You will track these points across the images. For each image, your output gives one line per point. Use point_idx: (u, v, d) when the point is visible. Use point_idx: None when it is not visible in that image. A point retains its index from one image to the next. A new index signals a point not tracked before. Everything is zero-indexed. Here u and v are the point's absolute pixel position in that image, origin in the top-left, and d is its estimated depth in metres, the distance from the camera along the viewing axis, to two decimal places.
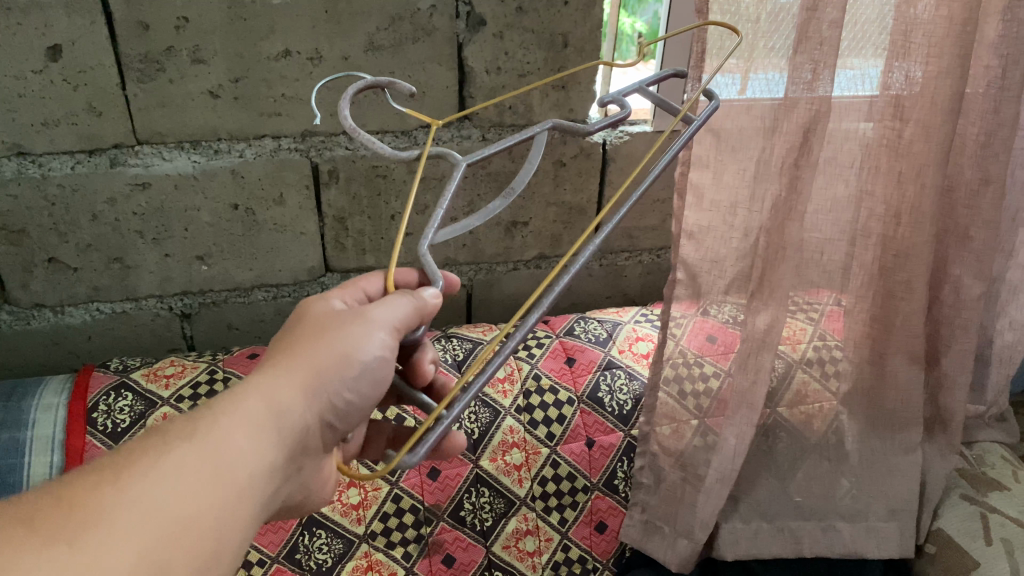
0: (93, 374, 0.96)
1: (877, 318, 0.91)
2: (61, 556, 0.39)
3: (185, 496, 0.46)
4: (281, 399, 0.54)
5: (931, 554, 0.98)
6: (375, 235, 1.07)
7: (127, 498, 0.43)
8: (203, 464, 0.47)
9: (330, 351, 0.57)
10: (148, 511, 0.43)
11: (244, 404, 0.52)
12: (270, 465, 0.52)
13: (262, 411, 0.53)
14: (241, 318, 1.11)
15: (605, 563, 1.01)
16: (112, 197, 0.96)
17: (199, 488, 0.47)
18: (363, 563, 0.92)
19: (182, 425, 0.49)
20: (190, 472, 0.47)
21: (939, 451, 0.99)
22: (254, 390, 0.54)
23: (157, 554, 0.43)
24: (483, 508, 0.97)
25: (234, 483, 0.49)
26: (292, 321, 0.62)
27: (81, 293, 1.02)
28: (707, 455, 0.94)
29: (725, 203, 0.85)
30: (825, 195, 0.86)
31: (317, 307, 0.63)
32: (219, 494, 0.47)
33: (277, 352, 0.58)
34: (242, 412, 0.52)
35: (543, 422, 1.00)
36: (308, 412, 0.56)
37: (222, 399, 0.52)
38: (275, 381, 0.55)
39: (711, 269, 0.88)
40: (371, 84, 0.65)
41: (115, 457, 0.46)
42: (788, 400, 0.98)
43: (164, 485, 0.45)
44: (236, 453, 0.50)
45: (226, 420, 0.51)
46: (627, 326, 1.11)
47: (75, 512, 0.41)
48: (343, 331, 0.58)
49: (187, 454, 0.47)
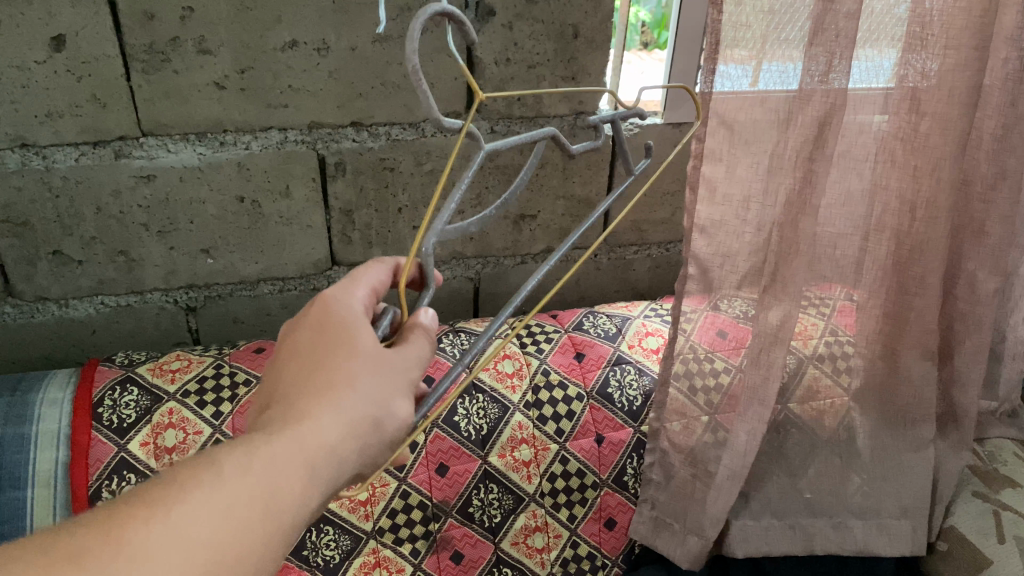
0: (97, 368, 0.95)
1: (891, 313, 0.90)
2: None
3: (227, 538, 0.45)
4: (333, 437, 0.51)
5: (943, 551, 0.97)
6: (381, 228, 1.06)
7: (172, 536, 0.44)
8: (251, 501, 0.47)
9: (375, 394, 0.54)
10: (189, 551, 0.44)
11: (296, 435, 0.50)
12: (311, 507, 0.51)
13: (314, 452, 0.50)
14: (247, 312, 1.10)
15: (614, 560, 1.00)
16: (117, 189, 0.94)
17: (244, 530, 0.46)
18: (371, 560, 0.91)
19: (236, 455, 0.48)
20: (235, 512, 0.46)
21: (951, 448, 0.98)
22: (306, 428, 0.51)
23: None
24: (492, 504, 0.96)
25: (274, 524, 0.48)
26: (323, 327, 0.56)
27: (85, 286, 1.01)
28: (717, 451, 0.93)
29: (738, 197, 0.84)
30: (839, 188, 0.84)
31: (346, 313, 0.57)
32: (259, 536, 0.47)
33: (313, 372, 0.54)
34: (295, 451, 0.50)
35: (552, 418, 0.99)
36: (354, 459, 0.53)
37: (275, 427, 0.50)
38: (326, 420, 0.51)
39: (723, 263, 0.87)
40: (445, 12, 0.55)
41: (167, 482, 0.46)
42: (798, 395, 0.97)
43: (209, 523, 0.45)
44: (283, 493, 0.49)
45: (283, 452, 0.49)
46: (637, 321, 1.10)
47: (121, 541, 0.42)
48: (385, 371, 0.54)
49: (235, 491, 0.47)
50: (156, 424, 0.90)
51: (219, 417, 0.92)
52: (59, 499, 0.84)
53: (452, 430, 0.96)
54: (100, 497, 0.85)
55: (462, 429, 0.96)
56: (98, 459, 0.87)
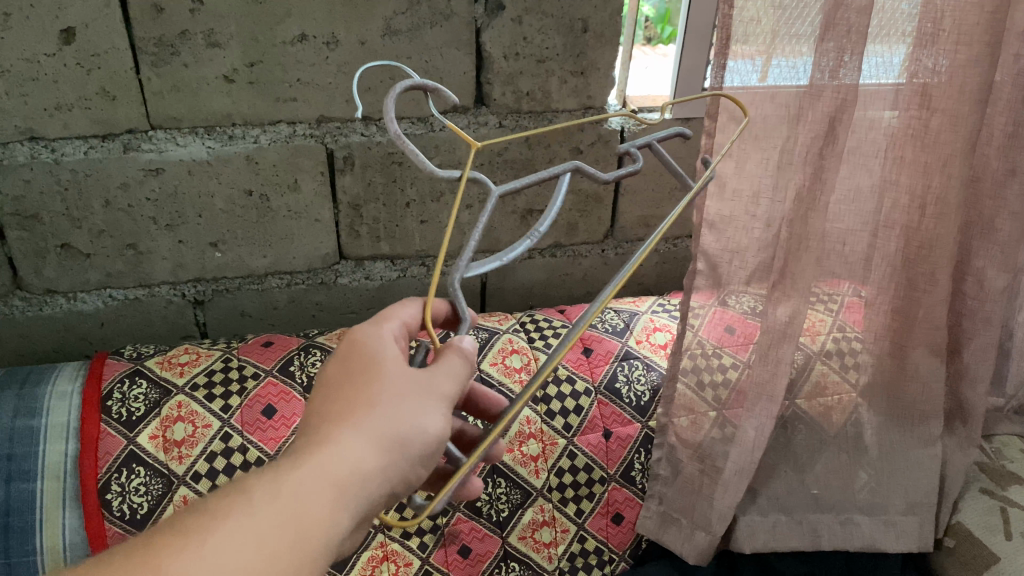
0: (106, 361, 0.95)
1: (899, 309, 0.90)
2: None
3: (263, 566, 0.46)
4: (362, 458, 0.52)
5: (949, 548, 0.97)
6: (389, 222, 1.06)
7: (207, 565, 0.44)
8: (283, 528, 0.48)
9: (405, 413, 0.54)
10: None
11: (326, 459, 0.51)
12: (346, 531, 0.51)
13: (343, 475, 0.51)
14: (254, 306, 1.10)
15: (621, 555, 1.00)
16: (126, 182, 0.94)
17: (277, 557, 0.47)
18: (379, 554, 0.91)
19: (265, 484, 0.49)
20: (266, 540, 0.47)
21: (959, 444, 0.97)
22: (335, 451, 0.52)
23: None
24: (499, 498, 0.96)
25: (306, 552, 0.48)
26: (350, 358, 0.58)
27: (94, 279, 1.01)
28: (725, 447, 0.93)
29: (747, 193, 0.84)
30: (848, 184, 0.85)
31: (375, 344, 0.58)
32: (294, 563, 0.47)
33: (341, 399, 0.55)
34: (323, 475, 0.50)
35: (560, 413, 0.99)
36: (384, 481, 0.53)
37: (302, 452, 0.51)
38: (355, 442, 0.52)
39: (732, 259, 0.87)
40: (418, 85, 0.59)
41: (202, 513, 0.47)
42: (806, 391, 0.97)
43: (244, 552, 0.46)
44: (316, 519, 0.49)
45: (312, 476, 0.50)
46: (644, 317, 1.10)
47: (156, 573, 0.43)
48: (412, 391, 0.55)
49: (267, 518, 0.48)
50: (165, 418, 0.90)
51: (228, 410, 0.92)
52: (69, 491, 0.84)
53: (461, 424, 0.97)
54: (109, 489, 0.85)
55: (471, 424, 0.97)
56: (108, 452, 0.87)
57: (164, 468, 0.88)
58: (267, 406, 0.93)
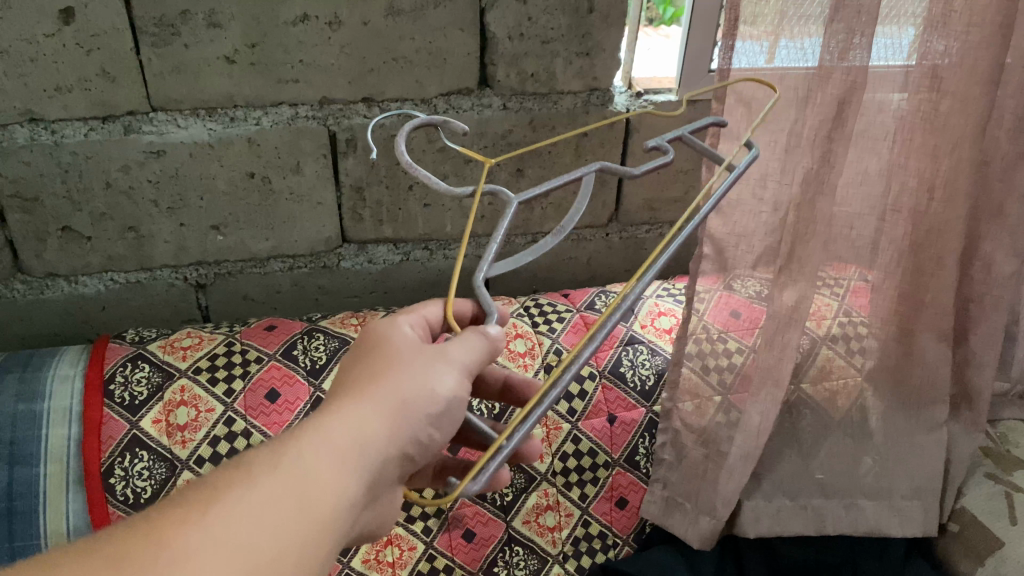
0: (108, 345, 0.94)
1: (906, 293, 0.90)
2: None
3: (268, 529, 0.46)
4: (368, 426, 0.53)
5: (954, 532, 0.97)
6: (392, 205, 1.05)
7: (210, 528, 0.44)
8: (287, 495, 0.47)
9: (413, 382, 0.55)
10: (228, 547, 0.44)
11: (331, 428, 0.52)
12: (355, 501, 0.51)
13: (349, 443, 0.51)
14: (257, 289, 1.09)
15: (626, 539, 0.99)
16: (126, 164, 0.93)
17: (283, 522, 0.46)
18: (383, 538, 0.92)
19: (270, 455, 0.49)
20: (271, 507, 0.46)
21: (964, 429, 0.97)
22: (341, 421, 0.52)
23: None
24: (503, 482, 0.96)
25: (313, 517, 0.48)
26: (360, 345, 0.59)
27: (95, 262, 1.01)
28: (729, 431, 0.93)
29: (755, 176, 0.84)
30: (857, 168, 0.83)
31: (385, 329, 0.60)
32: (300, 527, 0.47)
33: (349, 379, 0.56)
34: (330, 444, 0.51)
35: (565, 398, 1.00)
36: (389, 451, 0.53)
37: (306, 426, 0.52)
38: (362, 410, 0.53)
39: (739, 243, 0.88)
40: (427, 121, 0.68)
41: (206, 485, 0.47)
42: (811, 375, 0.97)
43: (248, 516, 0.45)
44: (322, 486, 0.49)
45: (314, 448, 0.50)
46: (649, 300, 1.08)
47: (158, 538, 0.43)
48: (419, 365, 0.56)
49: (272, 485, 0.47)
50: (168, 402, 0.90)
51: (231, 394, 0.92)
52: (72, 476, 0.84)
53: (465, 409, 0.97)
54: (113, 473, 0.85)
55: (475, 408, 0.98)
56: (111, 436, 0.87)
57: (167, 452, 0.88)
58: (271, 390, 0.93)
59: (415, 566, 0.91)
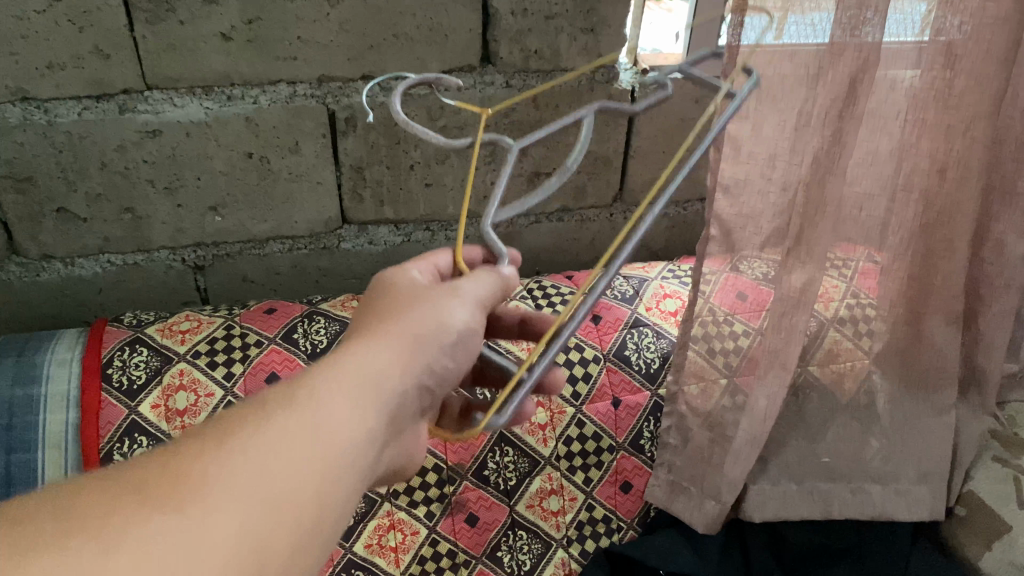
0: (106, 328, 0.93)
1: (916, 276, 0.88)
2: (164, 518, 0.39)
3: (290, 456, 0.45)
4: (380, 361, 0.53)
5: (961, 517, 0.96)
6: (393, 185, 1.03)
7: (233, 459, 0.43)
8: (306, 428, 0.47)
9: (425, 314, 0.56)
10: (253, 475, 0.43)
11: (345, 362, 0.52)
12: (373, 433, 0.51)
13: (364, 375, 0.52)
14: (256, 271, 1.08)
15: (630, 523, 0.98)
16: (122, 144, 0.92)
17: (303, 452, 0.46)
18: (385, 522, 0.91)
19: (284, 391, 0.49)
20: (292, 437, 0.46)
21: (972, 412, 0.96)
22: (353, 356, 0.53)
23: (260, 519, 0.42)
24: (507, 467, 0.95)
25: (331, 446, 0.48)
26: (373, 294, 0.61)
27: (91, 243, 0.99)
28: (735, 415, 0.92)
29: (764, 155, 0.81)
30: (867, 147, 0.81)
31: (398, 276, 0.62)
32: (322, 455, 0.47)
33: (364, 324, 0.57)
34: (343, 377, 0.51)
35: (570, 382, 0.98)
36: (402, 383, 0.54)
37: (319, 363, 0.52)
38: (374, 346, 0.54)
39: (746, 225, 0.85)
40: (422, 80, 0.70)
41: (223, 420, 0.47)
42: (819, 358, 0.95)
43: (270, 446, 0.45)
44: (339, 416, 0.49)
45: (328, 381, 0.50)
46: (654, 283, 1.07)
47: (179, 473, 0.42)
48: (431, 301, 0.57)
49: (289, 417, 0.47)
50: (167, 386, 0.89)
51: (231, 378, 0.91)
52: (70, 462, 0.83)
53: None
54: (112, 459, 0.84)
55: None
56: (109, 421, 0.86)
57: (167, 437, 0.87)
58: (271, 374, 0.91)
59: (417, 551, 0.91)
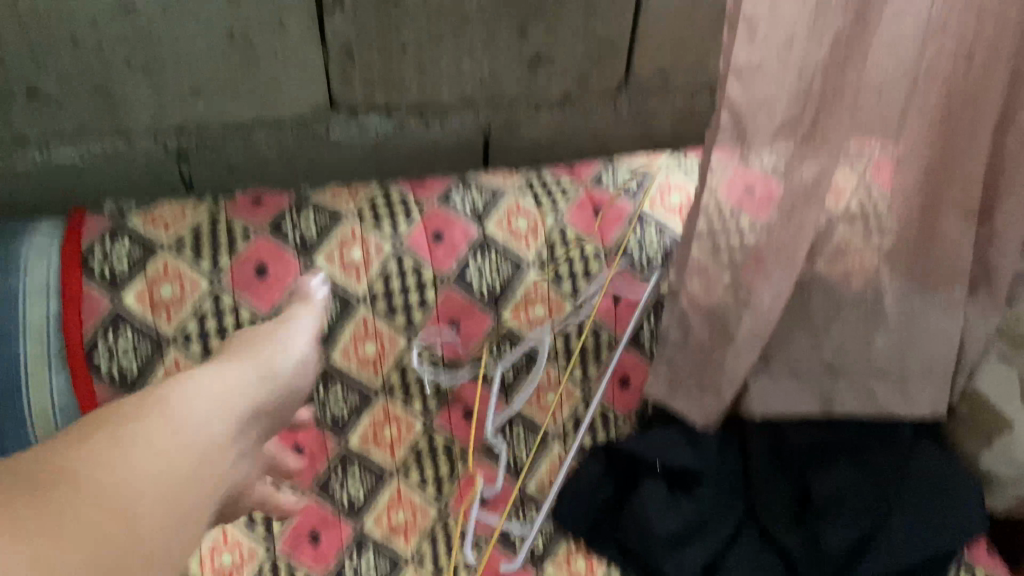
0: (86, 218, 0.86)
1: (935, 168, 0.81)
2: (29, 504, 0.45)
3: (142, 470, 0.52)
4: (199, 432, 0.60)
5: (962, 415, 0.96)
6: (384, 69, 0.96)
7: (89, 465, 0.50)
8: (139, 441, 0.54)
9: (221, 378, 0.67)
10: (99, 474, 0.50)
11: (168, 406, 0.59)
12: (203, 473, 0.58)
13: (180, 418, 0.59)
14: (241, 158, 1.03)
15: (626, 417, 0.98)
16: (92, 20, 0.84)
17: (156, 477, 0.53)
18: (381, 416, 0.90)
19: (125, 417, 0.55)
20: (137, 455, 0.53)
21: (981, 312, 0.90)
22: (174, 400, 0.60)
23: (109, 495, 0.49)
24: (506, 363, 0.93)
25: (177, 477, 0.54)
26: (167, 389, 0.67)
27: (66, 126, 0.94)
28: (738, 312, 0.88)
29: (781, 39, 0.70)
30: (892, 31, 0.71)
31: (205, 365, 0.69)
32: (171, 488, 0.53)
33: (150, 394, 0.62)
34: (167, 411, 0.58)
35: (569, 278, 0.93)
36: (220, 455, 0.61)
37: (147, 405, 0.58)
38: (185, 402, 0.61)
39: (759, 110, 0.75)
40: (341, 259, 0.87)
41: (72, 435, 0.53)
42: (827, 253, 0.88)
43: (125, 457, 0.52)
44: (187, 481, 0.55)
45: (154, 422, 0.56)
46: (659, 176, 0.98)
47: (36, 473, 0.48)
48: (218, 377, 0.67)
49: (142, 437, 0.54)
50: (152, 277, 0.84)
51: (218, 270, 0.86)
52: (54, 353, 0.81)
53: (465, 287, 0.90)
54: (97, 351, 0.82)
55: (476, 288, 0.91)
56: (93, 313, 0.82)
57: (152, 329, 0.83)
58: (258, 265, 0.86)
59: (413, 444, 0.91)
